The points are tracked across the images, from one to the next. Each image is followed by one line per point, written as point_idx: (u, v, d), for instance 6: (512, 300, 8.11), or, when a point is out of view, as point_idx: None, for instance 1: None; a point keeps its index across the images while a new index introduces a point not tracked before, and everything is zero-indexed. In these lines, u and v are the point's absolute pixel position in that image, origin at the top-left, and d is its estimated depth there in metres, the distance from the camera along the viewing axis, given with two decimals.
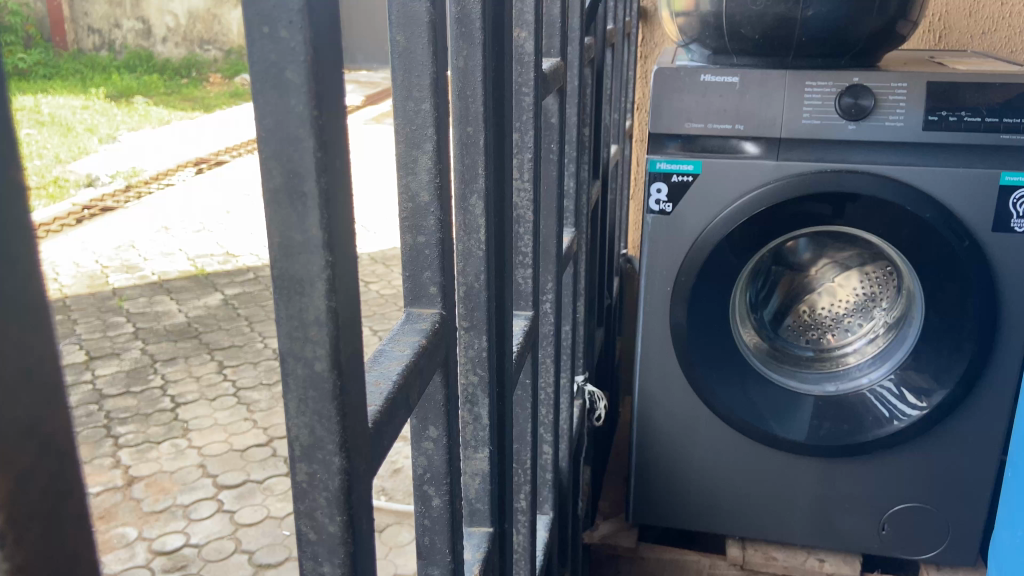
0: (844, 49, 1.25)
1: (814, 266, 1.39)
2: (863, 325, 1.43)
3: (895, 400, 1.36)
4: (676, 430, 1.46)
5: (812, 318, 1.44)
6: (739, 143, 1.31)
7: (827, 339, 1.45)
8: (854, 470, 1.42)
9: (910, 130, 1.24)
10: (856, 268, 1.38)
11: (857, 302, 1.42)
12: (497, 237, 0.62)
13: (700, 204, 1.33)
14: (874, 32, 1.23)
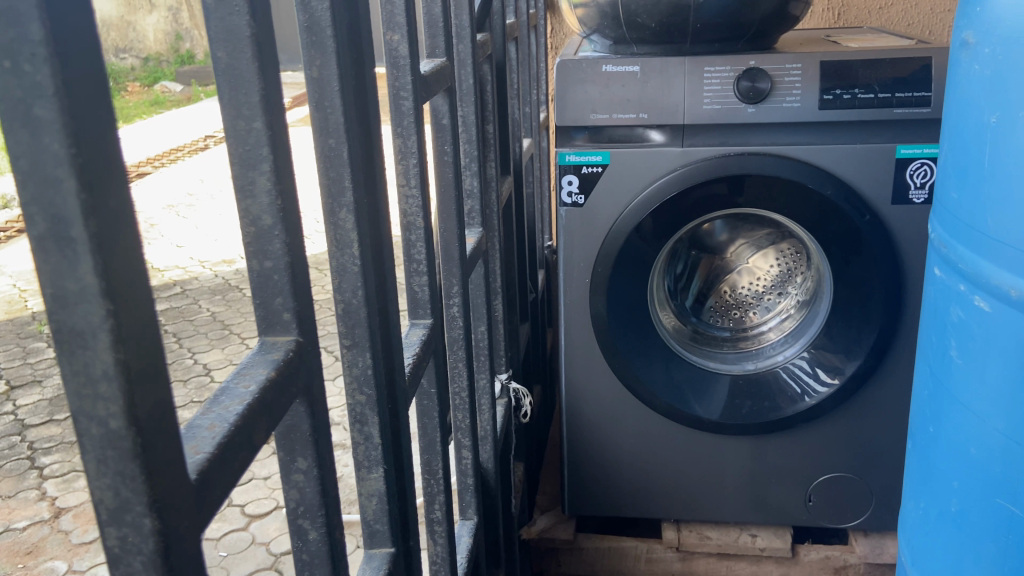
0: (738, 33, 1.26)
1: (729, 246, 1.41)
2: (779, 304, 1.46)
3: (809, 376, 1.39)
4: (604, 419, 1.47)
5: (731, 299, 1.46)
6: (644, 131, 1.31)
7: (745, 318, 1.47)
8: (777, 446, 1.45)
9: (808, 111, 1.27)
10: (769, 248, 1.41)
11: (772, 281, 1.44)
12: (376, 250, 0.60)
13: (612, 194, 1.33)
14: (766, 15, 1.24)
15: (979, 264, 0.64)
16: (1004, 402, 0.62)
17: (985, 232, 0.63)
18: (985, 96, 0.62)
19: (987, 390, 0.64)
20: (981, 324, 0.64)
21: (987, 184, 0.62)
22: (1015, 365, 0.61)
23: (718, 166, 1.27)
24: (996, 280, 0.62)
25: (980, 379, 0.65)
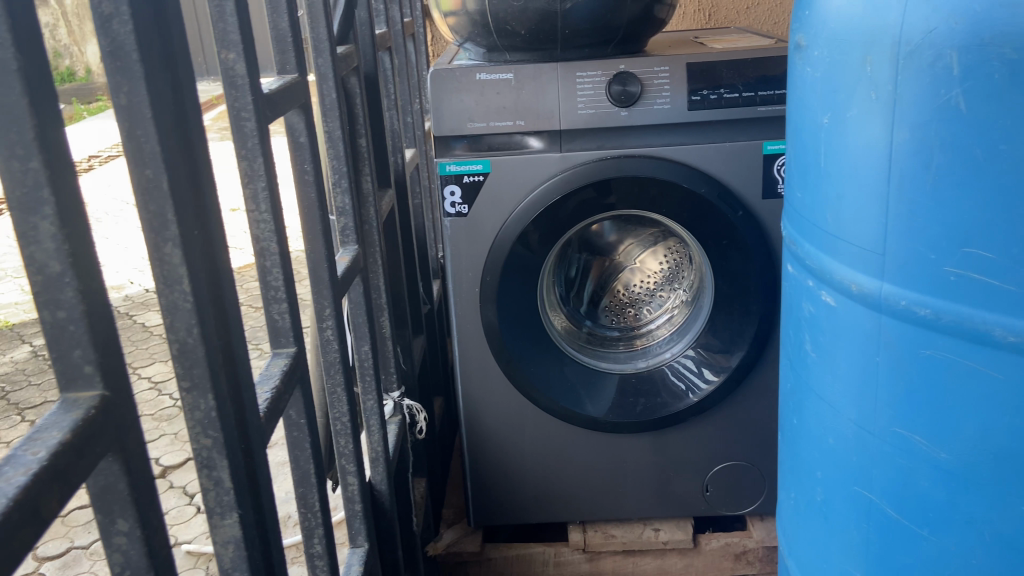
0: (607, 38, 1.28)
1: (618, 246, 1.42)
2: (668, 300, 1.48)
3: (698, 370, 1.42)
4: (503, 427, 1.46)
5: (621, 299, 1.47)
6: (522, 138, 1.31)
7: (635, 317, 1.49)
8: (673, 440, 1.47)
9: (677, 112, 1.29)
10: (653, 247, 1.43)
11: (659, 279, 1.46)
12: (212, 285, 0.56)
13: (495, 202, 1.32)
14: (631, 20, 1.26)
15: (824, 260, 0.65)
16: (854, 394, 0.64)
17: (827, 229, 0.64)
18: (818, 97, 0.63)
19: (839, 382, 0.65)
20: (829, 319, 0.66)
21: (825, 184, 0.63)
22: (861, 357, 0.62)
23: (596, 170, 1.29)
24: (840, 275, 0.63)
25: (833, 371, 0.66)
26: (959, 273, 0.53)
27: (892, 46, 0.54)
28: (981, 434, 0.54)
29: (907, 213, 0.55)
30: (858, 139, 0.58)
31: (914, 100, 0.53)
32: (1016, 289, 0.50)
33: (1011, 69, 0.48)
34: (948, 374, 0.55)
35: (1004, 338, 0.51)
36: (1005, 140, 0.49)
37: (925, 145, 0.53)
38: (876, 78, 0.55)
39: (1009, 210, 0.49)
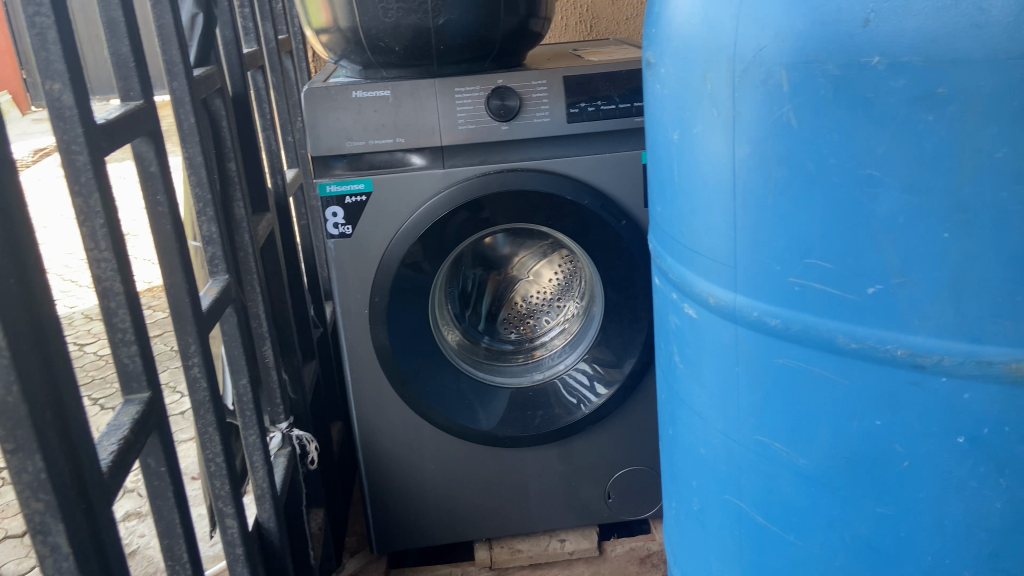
0: (484, 52, 1.27)
1: (511, 258, 1.42)
2: (562, 312, 1.48)
3: (592, 381, 1.42)
4: (401, 451, 1.42)
5: (516, 312, 1.47)
6: (404, 155, 1.28)
7: (531, 329, 1.49)
8: (575, 452, 1.47)
9: (557, 125, 1.29)
10: (544, 260, 1.43)
11: (553, 291, 1.46)
12: (35, 335, 0.52)
13: (379, 221, 1.29)
14: (507, 34, 1.26)
15: (685, 273, 0.66)
16: (720, 404, 0.65)
17: (684, 242, 0.65)
18: (668, 114, 0.64)
19: (705, 392, 0.66)
20: (692, 331, 0.66)
21: (680, 198, 0.64)
22: (723, 368, 0.63)
23: (480, 185, 1.27)
24: (698, 288, 0.64)
25: (700, 382, 0.67)
26: (803, 283, 0.53)
27: (728, 63, 0.54)
28: (834, 439, 0.55)
29: (754, 225, 0.56)
30: (706, 155, 0.59)
31: (753, 116, 0.53)
32: (854, 297, 0.51)
33: (833, 84, 0.48)
34: (801, 381, 0.56)
35: (846, 345, 0.52)
36: (833, 154, 0.49)
37: (765, 160, 0.53)
38: (717, 95, 0.56)
39: (843, 220, 0.50)
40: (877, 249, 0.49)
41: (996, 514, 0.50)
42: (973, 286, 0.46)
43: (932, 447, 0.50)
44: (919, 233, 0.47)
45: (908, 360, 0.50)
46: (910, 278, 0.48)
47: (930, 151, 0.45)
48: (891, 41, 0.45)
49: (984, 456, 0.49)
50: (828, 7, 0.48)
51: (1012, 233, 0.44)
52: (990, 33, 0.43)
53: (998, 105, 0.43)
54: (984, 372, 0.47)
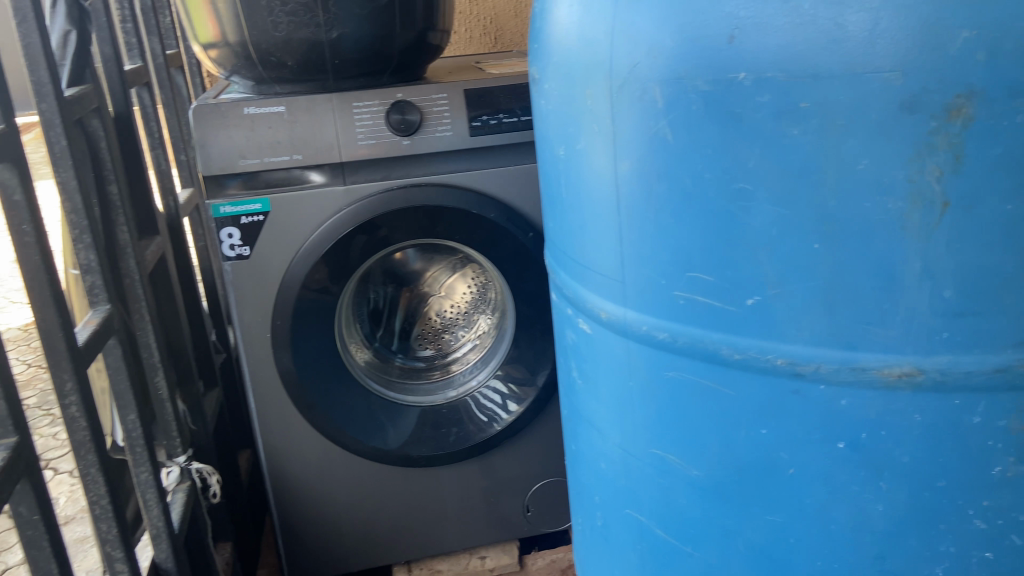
0: (382, 66, 1.23)
1: (422, 274, 1.39)
2: (477, 328, 1.46)
3: (503, 398, 1.39)
4: (310, 477, 1.36)
5: (431, 328, 1.45)
6: (302, 172, 1.22)
7: (447, 344, 1.47)
8: (494, 468, 1.43)
9: (460, 139, 1.26)
10: (456, 275, 1.40)
11: (467, 306, 1.44)
12: None
13: (278, 241, 1.23)
14: (405, 46, 1.23)
15: (577, 288, 0.65)
16: (616, 419, 0.64)
17: (576, 257, 0.64)
18: (554, 130, 0.64)
19: (602, 408, 0.66)
20: (587, 346, 0.66)
21: (569, 214, 0.64)
22: (616, 383, 0.63)
23: (382, 202, 1.23)
24: (590, 303, 0.63)
25: (596, 397, 0.66)
26: (687, 296, 0.54)
27: (605, 79, 0.54)
28: (724, 449, 0.55)
29: (638, 240, 0.56)
30: (590, 170, 0.59)
31: (632, 132, 0.53)
32: (735, 308, 0.51)
33: (703, 100, 0.48)
34: (690, 393, 0.56)
35: (730, 357, 0.53)
36: (708, 169, 0.50)
37: (645, 176, 0.54)
38: (596, 111, 0.56)
39: (721, 233, 0.51)
40: (754, 260, 0.50)
41: (878, 516, 0.51)
42: (844, 294, 0.47)
43: (815, 454, 0.51)
44: (792, 244, 0.48)
45: (788, 369, 0.50)
46: (785, 289, 0.49)
47: (797, 164, 0.46)
48: (755, 57, 0.46)
49: (863, 461, 0.50)
50: (695, 23, 0.48)
51: (878, 242, 0.45)
52: (847, 48, 0.43)
53: (858, 118, 0.44)
54: (859, 377, 0.48)
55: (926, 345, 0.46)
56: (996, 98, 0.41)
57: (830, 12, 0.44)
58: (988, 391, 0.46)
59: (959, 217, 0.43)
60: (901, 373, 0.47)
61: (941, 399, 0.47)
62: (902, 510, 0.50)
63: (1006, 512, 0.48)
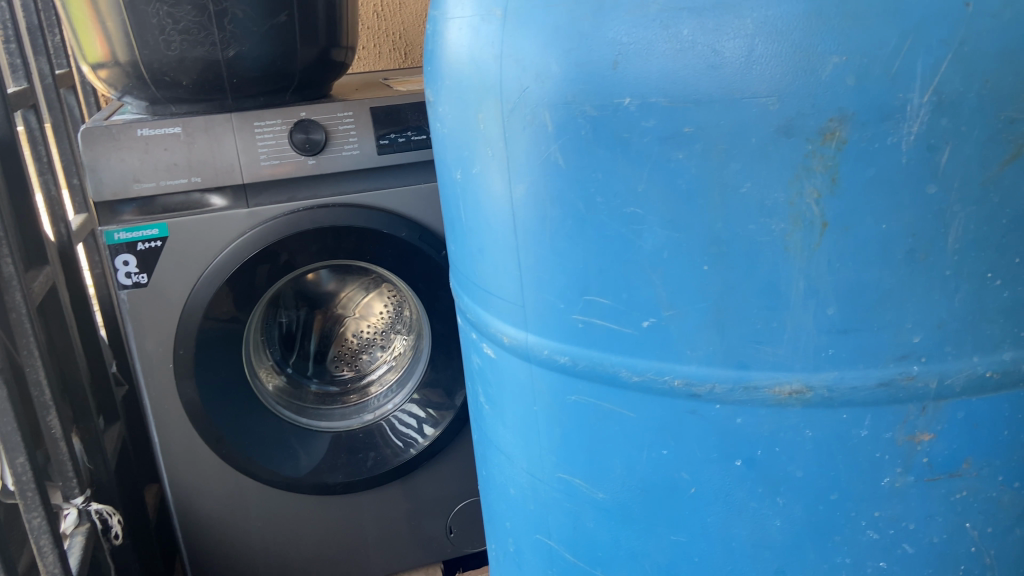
0: (286, 83, 1.15)
1: (336, 295, 1.33)
2: (394, 349, 1.40)
3: (419, 424, 1.33)
4: (222, 509, 1.29)
5: (346, 350, 1.38)
6: (203, 196, 1.15)
7: (363, 366, 1.41)
8: (415, 491, 1.38)
9: (367, 157, 1.20)
10: (372, 294, 1.34)
11: (384, 327, 1.38)
12: None
13: (177, 268, 1.15)
14: (309, 64, 1.16)
15: (478, 313, 0.64)
16: (521, 445, 0.63)
17: (476, 282, 0.63)
18: (449, 153, 0.62)
19: (508, 434, 0.64)
20: (491, 371, 0.64)
21: (468, 238, 0.62)
22: (519, 409, 0.61)
23: (288, 224, 1.16)
24: (492, 329, 0.62)
25: (501, 424, 0.65)
26: (585, 320, 0.53)
27: (496, 102, 0.53)
28: (627, 471, 0.55)
29: (536, 264, 0.55)
30: (486, 195, 0.58)
31: (524, 156, 0.53)
32: (631, 331, 0.51)
33: (592, 125, 0.48)
34: (592, 417, 0.56)
35: (629, 379, 0.52)
36: (599, 193, 0.50)
37: (539, 200, 0.53)
38: (489, 135, 0.55)
39: (615, 256, 0.50)
40: (648, 284, 0.50)
41: (777, 531, 0.52)
42: (734, 314, 0.48)
43: (713, 472, 0.52)
44: (682, 267, 0.48)
45: (685, 390, 0.51)
46: (679, 310, 0.49)
47: (684, 187, 0.47)
48: (640, 83, 0.46)
49: (759, 477, 0.50)
50: (580, 48, 0.48)
51: (763, 263, 0.46)
52: (725, 73, 0.44)
53: (738, 142, 0.44)
54: (752, 397, 0.49)
55: (813, 361, 0.47)
56: (868, 121, 0.42)
57: (708, 38, 0.44)
58: (874, 404, 0.47)
59: (838, 237, 0.45)
60: (791, 390, 0.48)
61: (830, 414, 0.48)
62: (799, 524, 0.51)
63: (895, 522, 0.50)
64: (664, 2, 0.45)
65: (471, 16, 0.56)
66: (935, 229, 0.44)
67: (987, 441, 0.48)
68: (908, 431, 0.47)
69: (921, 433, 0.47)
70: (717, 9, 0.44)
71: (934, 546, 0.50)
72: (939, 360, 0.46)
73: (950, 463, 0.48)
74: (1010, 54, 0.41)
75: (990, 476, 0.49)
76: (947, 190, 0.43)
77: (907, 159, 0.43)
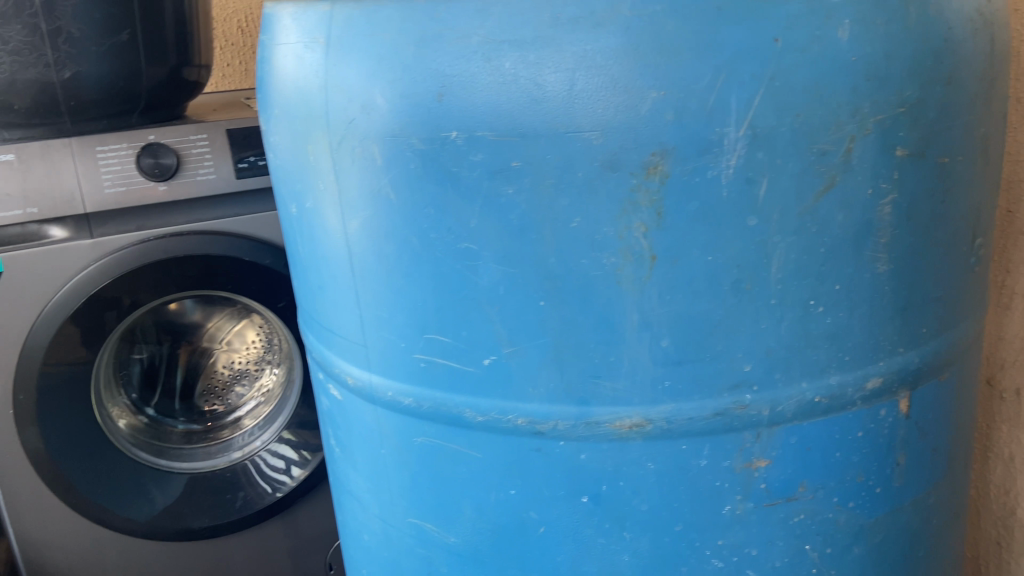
0: (133, 103, 1.02)
1: (203, 325, 1.19)
2: (269, 381, 1.24)
3: (288, 465, 1.17)
4: (77, 566, 1.12)
5: (216, 382, 1.23)
6: (40, 227, 1.00)
7: (235, 400, 1.25)
8: (301, 536, 1.21)
9: (225, 182, 1.07)
10: (242, 322, 1.19)
11: (257, 357, 1.22)
12: None
13: (14, 308, 0.99)
14: (158, 83, 1.03)
15: (322, 352, 0.60)
16: (372, 490, 0.60)
17: (319, 320, 0.59)
18: (283, 184, 0.58)
19: (359, 478, 0.61)
20: (339, 413, 0.61)
21: (308, 274, 0.59)
22: (368, 453, 0.58)
23: (137, 255, 1.02)
24: (337, 369, 0.59)
25: (352, 468, 0.61)
26: (427, 359, 0.51)
27: (324, 133, 0.51)
28: (477, 513, 0.53)
29: (375, 301, 0.52)
30: (321, 229, 0.54)
31: (355, 189, 0.50)
32: (473, 369, 0.49)
33: (421, 158, 0.46)
34: (439, 459, 0.53)
35: (473, 419, 0.50)
36: (433, 229, 0.47)
37: (374, 235, 0.50)
38: (319, 168, 0.52)
39: (452, 293, 0.48)
40: (486, 320, 0.48)
41: (625, 565, 0.51)
42: (572, 350, 0.47)
43: (561, 510, 0.50)
44: (519, 304, 0.47)
45: (529, 428, 0.49)
46: (519, 346, 0.48)
47: (516, 221, 0.45)
48: (464, 116, 0.45)
49: (606, 512, 0.50)
50: (404, 79, 0.46)
51: (597, 297, 0.45)
52: (548, 107, 0.43)
53: (565, 176, 0.44)
54: (594, 432, 0.48)
55: (651, 395, 0.47)
56: (687, 155, 0.43)
57: (529, 72, 0.44)
58: (711, 433, 0.47)
59: (667, 270, 0.44)
60: (631, 424, 0.48)
61: (670, 445, 0.48)
62: (646, 557, 0.50)
63: (739, 548, 0.50)
64: (486, 34, 0.44)
65: (297, 43, 0.52)
66: (758, 259, 0.44)
67: (820, 464, 0.49)
68: (745, 458, 0.48)
69: (758, 460, 0.48)
70: (537, 42, 0.43)
71: (778, 570, 0.51)
72: (771, 387, 0.47)
73: (786, 487, 0.49)
74: (816, 89, 0.42)
75: (825, 497, 0.50)
76: (767, 222, 0.44)
77: (727, 193, 0.43)
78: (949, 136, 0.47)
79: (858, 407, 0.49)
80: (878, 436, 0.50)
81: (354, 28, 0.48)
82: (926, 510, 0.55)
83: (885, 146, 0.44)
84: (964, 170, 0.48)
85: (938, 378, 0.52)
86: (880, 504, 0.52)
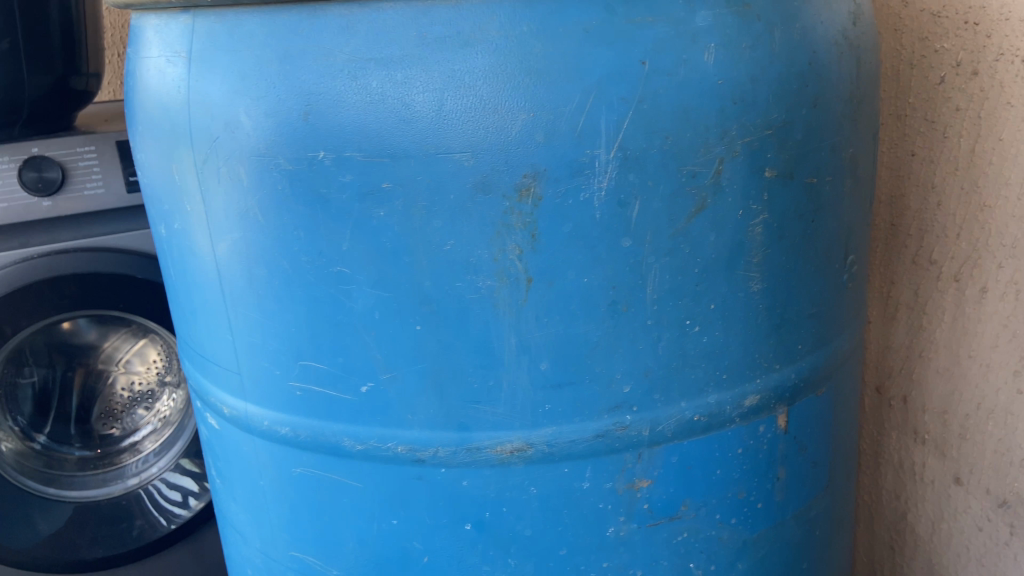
0: (16, 114, 0.92)
1: (99, 347, 1.12)
2: (169, 404, 1.15)
3: (186, 495, 1.08)
4: None
5: (116, 407, 1.16)
6: None
7: (136, 425, 1.16)
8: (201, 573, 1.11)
9: (116, 197, 0.97)
10: (140, 341, 1.11)
11: (159, 379, 1.15)
12: None
13: None
14: (43, 92, 0.94)
15: (198, 380, 0.58)
16: (253, 523, 0.57)
17: (193, 346, 0.56)
18: (152, 205, 0.55)
19: (239, 510, 0.58)
20: (217, 444, 0.58)
21: (180, 299, 0.56)
22: (247, 484, 0.56)
23: (19, 273, 0.92)
24: (212, 398, 0.56)
25: (232, 500, 0.59)
26: (302, 386, 0.49)
27: (188, 151, 0.48)
28: (359, 544, 0.51)
29: (248, 327, 0.50)
30: (191, 253, 0.52)
31: (222, 209, 0.48)
32: (350, 397, 0.48)
33: (289, 179, 0.44)
34: (319, 489, 0.51)
35: (353, 448, 0.49)
36: (303, 251, 0.45)
37: (244, 258, 0.48)
38: (186, 188, 0.50)
39: (326, 319, 0.46)
40: (362, 346, 0.46)
41: None
42: (450, 375, 0.46)
43: (444, 539, 0.49)
44: (394, 329, 0.45)
45: (409, 456, 0.48)
46: (396, 372, 0.46)
47: (389, 244, 0.44)
48: (332, 135, 0.43)
49: (490, 539, 0.49)
50: (269, 97, 0.44)
51: (474, 319, 0.44)
52: (416, 128, 0.42)
53: (436, 198, 0.43)
54: (475, 458, 0.47)
55: (531, 419, 0.46)
56: (559, 177, 0.42)
57: (397, 91, 0.42)
58: (592, 456, 0.47)
59: (543, 292, 0.44)
60: (512, 449, 0.47)
61: (552, 469, 0.47)
62: None
63: (624, 569, 0.50)
64: (351, 51, 0.43)
65: (160, 56, 0.50)
66: (634, 281, 0.44)
67: (702, 482, 0.49)
68: (626, 479, 0.48)
69: (639, 480, 0.48)
70: (405, 61, 0.42)
71: None
72: (650, 407, 0.47)
73: (668, 507, 0.49)
74: (685, 112, 0.43)
75: (707, 515, 0.50)
76: (641, 243, 0.44)
77: (600, 214, 0.43)
78: (817, 156, 0.48)
79: (736, 424, 0.49)
80: (758, 452, 0.51)
81: (217, 43, 0.46)
82: (807, 522, 0.56)
83: (753, 167, 0.45)
84: (833, 190, 0.50)
85: (815, 393, 0.53)
86: (763, 519, 0.52)
